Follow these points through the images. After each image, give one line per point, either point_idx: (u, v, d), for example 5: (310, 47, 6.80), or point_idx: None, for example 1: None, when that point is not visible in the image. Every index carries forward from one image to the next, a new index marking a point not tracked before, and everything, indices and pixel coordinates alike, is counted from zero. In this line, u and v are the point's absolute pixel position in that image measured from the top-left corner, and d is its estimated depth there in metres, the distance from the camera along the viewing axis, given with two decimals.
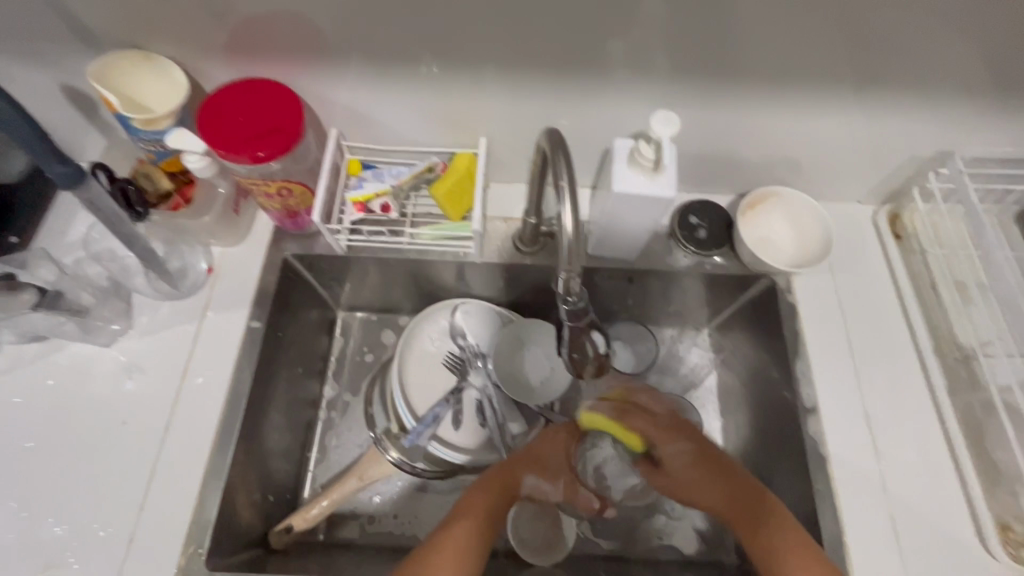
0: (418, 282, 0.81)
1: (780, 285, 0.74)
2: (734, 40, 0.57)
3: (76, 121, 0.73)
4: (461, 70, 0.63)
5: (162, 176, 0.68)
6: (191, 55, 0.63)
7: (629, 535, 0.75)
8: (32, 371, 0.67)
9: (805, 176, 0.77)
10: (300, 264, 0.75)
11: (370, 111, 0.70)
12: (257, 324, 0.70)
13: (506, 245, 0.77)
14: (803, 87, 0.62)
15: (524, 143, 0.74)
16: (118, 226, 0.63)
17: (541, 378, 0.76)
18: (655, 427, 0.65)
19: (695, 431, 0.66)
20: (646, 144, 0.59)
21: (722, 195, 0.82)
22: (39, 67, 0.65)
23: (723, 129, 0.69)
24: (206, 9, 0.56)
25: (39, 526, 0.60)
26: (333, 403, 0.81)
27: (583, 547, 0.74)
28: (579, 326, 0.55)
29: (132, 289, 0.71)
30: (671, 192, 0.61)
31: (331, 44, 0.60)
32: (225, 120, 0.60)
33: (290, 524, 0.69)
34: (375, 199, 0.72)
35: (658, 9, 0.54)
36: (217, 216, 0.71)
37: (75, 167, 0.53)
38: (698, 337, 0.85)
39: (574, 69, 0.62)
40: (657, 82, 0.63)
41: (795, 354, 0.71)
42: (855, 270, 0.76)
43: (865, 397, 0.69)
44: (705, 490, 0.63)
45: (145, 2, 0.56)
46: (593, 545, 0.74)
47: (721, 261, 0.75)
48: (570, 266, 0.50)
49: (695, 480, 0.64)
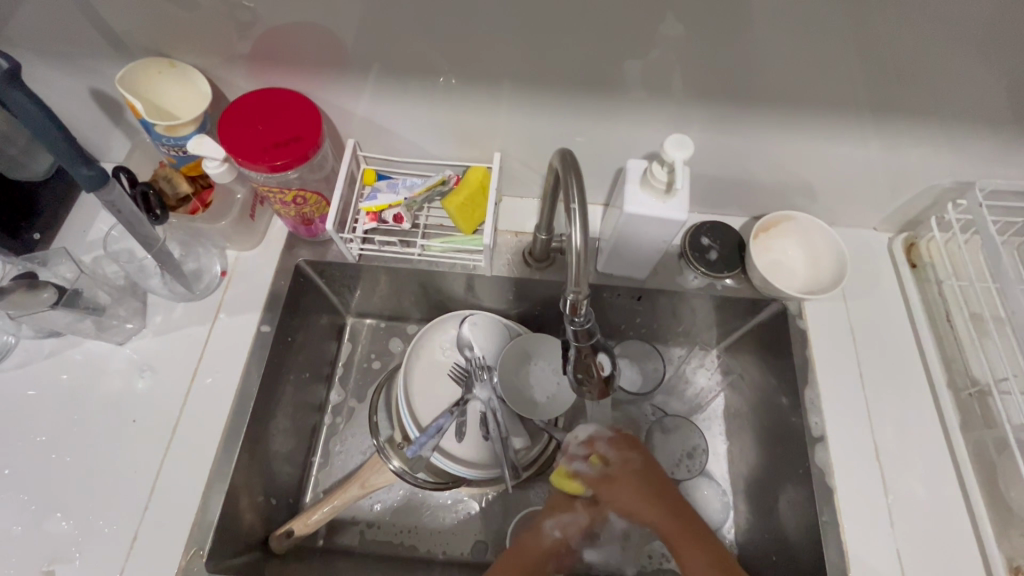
0: (428, 291, 0.82)
1: (791, 310, 0.73)
2: (749, 65, 0.57)
3: (101, 122, 0.75)
4: (478, 86, 0.64)
5: (182, 179, 0.68)
6: (217, 64, 0.64)
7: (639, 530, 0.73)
8: (47, 365, 0.68)
9: (818, 201, 0.76)
10: (311, 269, 0.76)
11: (387, 123, 0.71)
12: (266, 328, 0.70)
13: (517, 259, 0.77)
14: (820, 112, 0.62)
15: (538, 158, 0.74)
16: (137, 229, 0.64)
17: (547, 395, 0.76)
18: (620, 462, 0.68)
19: (655, 472, 0.68)
20: (658, 166, 0.58)
21: (736, 216, 0.81)
22: (70, 71, 0.67)
23: (737, 152, 0.69)
24: (230, 21, 0.58)
25: (47, 520, 0.60)
26: (338, 408, 0.82)
27: (597, 559, 0.73)
28: (587, 347, 0.53)
29: (148, 290, 0.72)
30: (682, 214, 0.60)
31: (353, 58, 0.62)
32: (245, 128, 0.61)
33: (291, 528, 0.69)
34: (389, 210, 0.72)
35: (676, 31, 0.54)
36: (235, 222, 0.71)
37: (98, 169, 0.54)
38: (706, 357, 0.84)
39: (591, 88, 0.62)
40: (673, 104, 0.63)
41: (806, 381, 0.70)
42: (868, 297, 0.75)
43: (874, 428, 0.68)
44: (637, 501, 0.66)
45: (172, 12, 0.57)
46: (608, 556, 0.73)
47: (732, 283, 0.74)
48: (578, 287, 0.48)
49: (629, 493, 0.66)
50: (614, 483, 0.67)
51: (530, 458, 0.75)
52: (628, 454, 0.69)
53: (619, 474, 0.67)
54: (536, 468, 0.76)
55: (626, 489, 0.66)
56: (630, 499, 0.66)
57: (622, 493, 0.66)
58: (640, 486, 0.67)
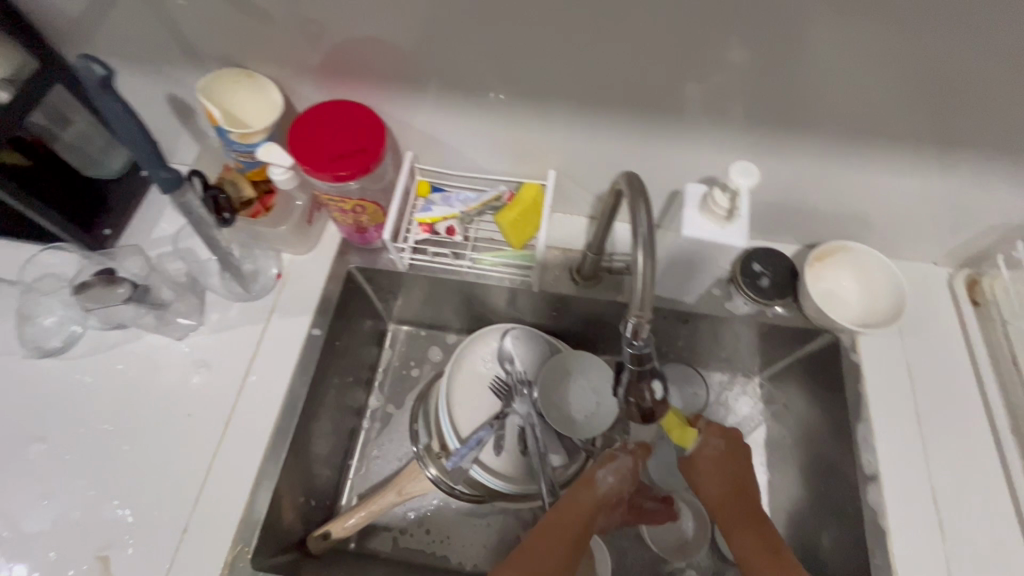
0: (471, 303, 0.82)
1: (844, 342, 0.71)
2: (815, 94, 0.57)
3: (173, 126, 0.78)
4: (539, 105, 0.65)
5: (246, 184, 0.69)
6: (289, 76, 0.67)
7: (665, 534, 0.75)
8: (109, 356, 0.71)
9: (875, 232, 0.75)
10: (361, 276, 0.78)
11: (444, 137, 0.73)
12: (317, 332, 0.72)
13: (563, 275, 0.78)
14: (885, 143, 0.61)
15: (591, 177, 0.75)
16: (204, 231, 0.67)
17: (585, 414, 0.75)
18: (715, 450, 0.66)
19: (741, 458, 0.66)
20: (720, 193, 0.58)
21: (787, 243, 0.80)
22: (152, 77, 0.71)
23: (794, 180, 0.68)
24: (308, 36, 0.60)
25: (104, 506, 0.63)
26: (376, 413, 0.83)
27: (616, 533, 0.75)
28: (642, 371, 0.52)
29: (207, 288, 0.75)
30: (742, 241, 0.59)
31: (421, 75, 0.63)
32: (313, 138, 0.63)
33: (327, 531, 0.70)
34: (443, 222, 0.75)
35: (742, 58, 0.54)
36: (293, 226, 0.73)
37: (175, 173, 0.57)
38: (747, 385, 0.82)
39: (651, 111, 0.63)
40: (733, 129, 0.63)
41: (856, 416, 0.68)
42: (925, 334, 0.73)
43: (931, 471, 0.65)
44: (712, 482, 0.64)
45: (255, 26, 0.60)
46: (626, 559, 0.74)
47: (782, 311, 0.73)
48: (641, 312, 0.47)
49: (711, 481, 0.64)
50: (698, 469, 0.65)
51: (568, 476, 0.73)
52: (716, 443, 0.66)
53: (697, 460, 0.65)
54: None
55: (711, 470, 0.65)
56: (709, 480, 0.65)
57: (704, 475, 0.65)
58: (726, 478, 0.64)
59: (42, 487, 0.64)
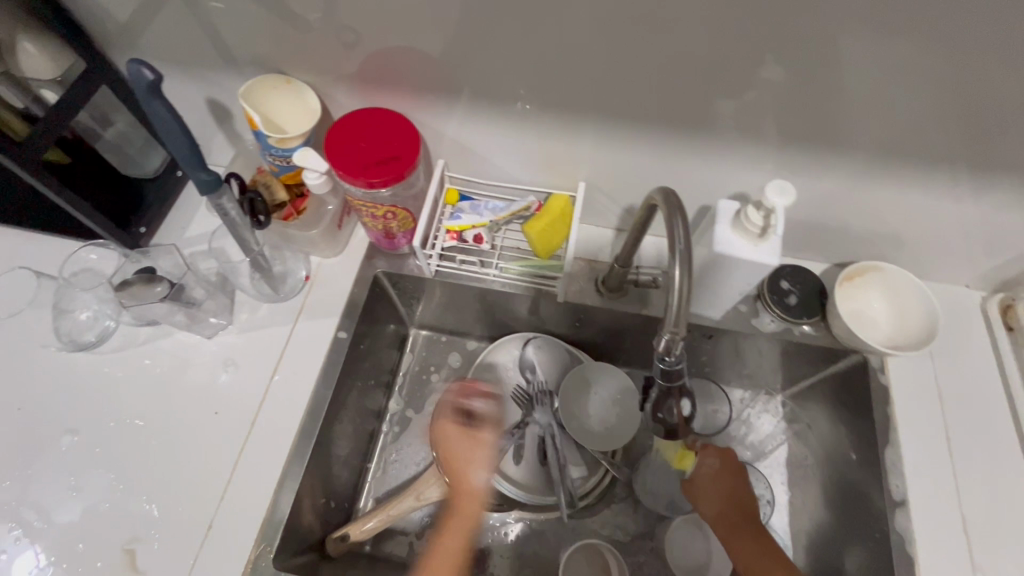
0: (493, 311, 0.83)
1: (872, 364, 0.70)
2: (853, 114, 0.56)
3: (209, 127, 0.80)
4: (572, 117, 0.65)
5: (280, 187, 0.72)
6: (327, 83, 0.68)
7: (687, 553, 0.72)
8: (140, 352, 0.72)
9: (907, 253, 0.74)
10: (386, 281, 0.79)
11: (475, 146, 0.74)
12: (343, 334, 0.73)
13: (588, 287, 0.78)
14: (921, 165, 0.61)
15: (619, 189, 0.75)
16: (238, 231, 0.67)
17: (605, 425, 0.73)
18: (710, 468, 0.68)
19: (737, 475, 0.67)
20: (754, 210, 0.58)
21: (815, 261, 0.79)
22: (193, 80, 0.72)
23: (826, 198, 0.68)
24: (349, 45, 0.62)
25: (131, 500, 0.64)
26: (396, 417, 0.83)
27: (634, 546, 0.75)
28: (672, 387, 0.52)
29: (237, 287, 0.76)
30: (774, 259, 0.59)
31: (457, 86, 0.64)
32: (348, 145, 0.64)
33: (346, 533, 0.70)
34: (471, 230, 0.75)
35: (781, 77, 0.55)
36: (325, 230, 0.75)
37: (214, 175, 0.58)
38: (769, 402, 0.82)
39: (684, 126, 0.63)
40: (766, 146, 0.63)
41: (884, 440, 0.67)
42: (957, 358, 0.72)
43: (962, 498, 0.64)
44: (714, 501, 0.66)
45: (299, 35, 0.61)
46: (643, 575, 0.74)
47: (810, 329, 0.73)
48: (676, 328, 0.47)
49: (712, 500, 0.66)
50: (699, 489, 0.67)
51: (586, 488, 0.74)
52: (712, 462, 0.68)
53: (696, 477, 0.68)
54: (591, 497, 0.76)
55: (712, 490, 0.67)
56: (710, 498, 0.67)
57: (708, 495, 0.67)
58: (725, 495, 0.66)
59: (72, 479, 0.65)
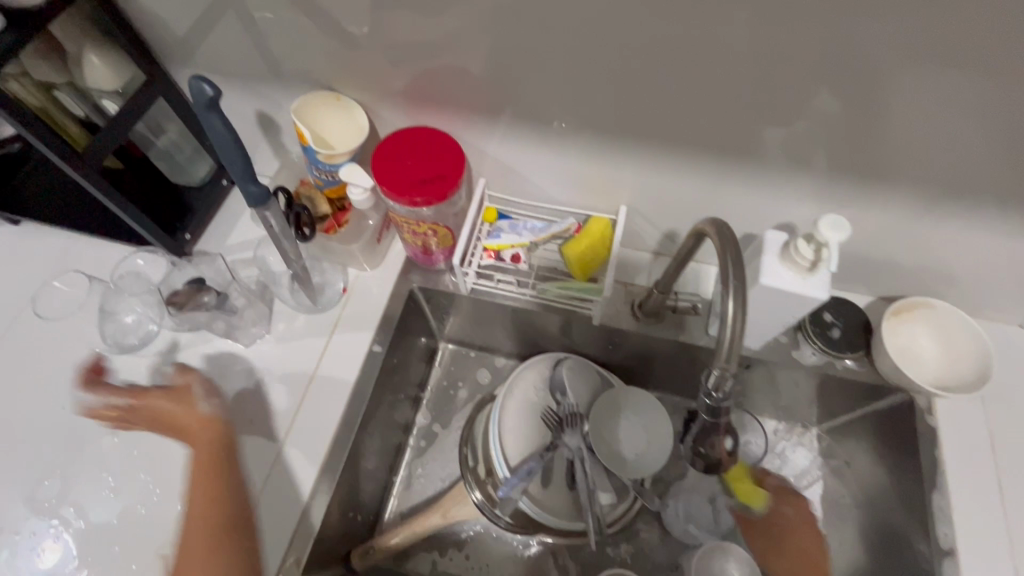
0: (525, 330, 0.82)
1: (919, 404, 0.68)
2: (911, 149, 0.55)
3: (257, 139, 0.82)
4: (619, 142, 0.65)
5: (323, 201, 0.73)
6: (377, 100, 0.69)
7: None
8: (180, 357, 0.74)
9: (958, 291, 0.71)
10: (421, 295, 0.80)
11: (518, 166, 0.74)
12: (378, 348, 0.74)
13: (624, 311, 0.77)
14: (981, 203, 0.59)
15: (660, 214, 0.74)
16: (279, 241, 0.67)
17: (636, 453, 0.71)
18: (784, 514, 0.73)
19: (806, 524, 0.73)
20: (804, 243, 0.57)
21: (860, 294, 0.77)
22: (246, 93, 0.74)
23: (875, 232, 0.66)
24: (403, 66, 0.63)
25: (166, 504, 0.65)
26: (423, 431, 0.83)
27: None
28: (718, 422, 0.51)
29: (276, 297, 0.77)
30: (824, 294, 0.58)
31: (507, 108, 0.65)
32: (394, 163, 0.65)
33: (372, 545, 0.71)
34: (509, 249, 0.76)
35: (840, 112, 0.54)
36: (365, 244, 0.76)
37: (263, 188, 0.59)
38: (804, 436, 0.79)
39: (735, 155, 0.62)
40: (817, 178, 0.62)
41: (931, 484, 0.64)
42: (1010, 402, 0.69)
43: (1015, 550, 0.61)
44: (784, 551, 0.72)
45: (355, 54, 0.63)
46: None
47: (854, 364, 0.71)
48: (727, 362, 0.47)
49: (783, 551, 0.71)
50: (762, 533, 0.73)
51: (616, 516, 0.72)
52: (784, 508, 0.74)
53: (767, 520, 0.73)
54: (620, 526, 0.74)
55: (785, 538, 0.72)
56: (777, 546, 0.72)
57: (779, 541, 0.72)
58: (795, 544, 0.72)
59: (110, 479, 0.66)
